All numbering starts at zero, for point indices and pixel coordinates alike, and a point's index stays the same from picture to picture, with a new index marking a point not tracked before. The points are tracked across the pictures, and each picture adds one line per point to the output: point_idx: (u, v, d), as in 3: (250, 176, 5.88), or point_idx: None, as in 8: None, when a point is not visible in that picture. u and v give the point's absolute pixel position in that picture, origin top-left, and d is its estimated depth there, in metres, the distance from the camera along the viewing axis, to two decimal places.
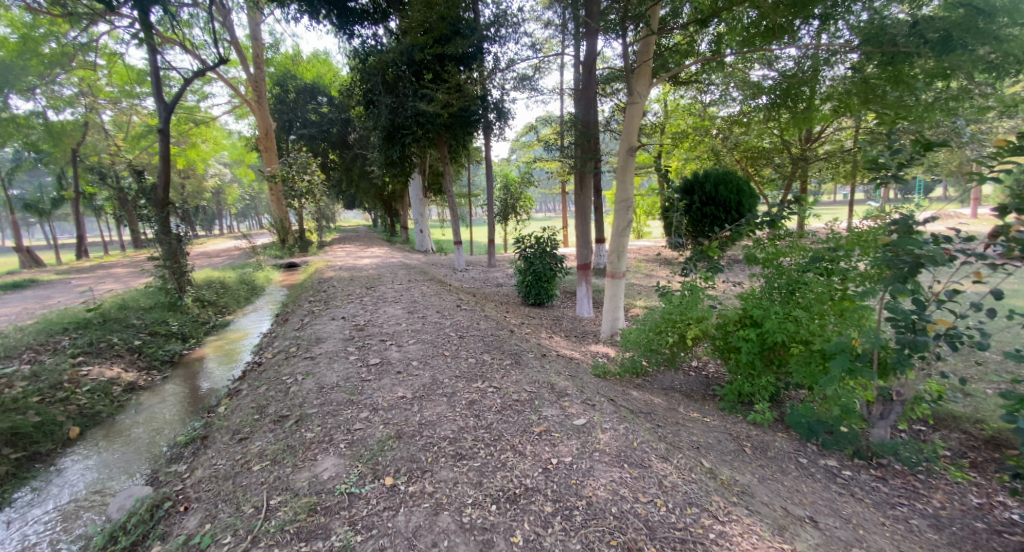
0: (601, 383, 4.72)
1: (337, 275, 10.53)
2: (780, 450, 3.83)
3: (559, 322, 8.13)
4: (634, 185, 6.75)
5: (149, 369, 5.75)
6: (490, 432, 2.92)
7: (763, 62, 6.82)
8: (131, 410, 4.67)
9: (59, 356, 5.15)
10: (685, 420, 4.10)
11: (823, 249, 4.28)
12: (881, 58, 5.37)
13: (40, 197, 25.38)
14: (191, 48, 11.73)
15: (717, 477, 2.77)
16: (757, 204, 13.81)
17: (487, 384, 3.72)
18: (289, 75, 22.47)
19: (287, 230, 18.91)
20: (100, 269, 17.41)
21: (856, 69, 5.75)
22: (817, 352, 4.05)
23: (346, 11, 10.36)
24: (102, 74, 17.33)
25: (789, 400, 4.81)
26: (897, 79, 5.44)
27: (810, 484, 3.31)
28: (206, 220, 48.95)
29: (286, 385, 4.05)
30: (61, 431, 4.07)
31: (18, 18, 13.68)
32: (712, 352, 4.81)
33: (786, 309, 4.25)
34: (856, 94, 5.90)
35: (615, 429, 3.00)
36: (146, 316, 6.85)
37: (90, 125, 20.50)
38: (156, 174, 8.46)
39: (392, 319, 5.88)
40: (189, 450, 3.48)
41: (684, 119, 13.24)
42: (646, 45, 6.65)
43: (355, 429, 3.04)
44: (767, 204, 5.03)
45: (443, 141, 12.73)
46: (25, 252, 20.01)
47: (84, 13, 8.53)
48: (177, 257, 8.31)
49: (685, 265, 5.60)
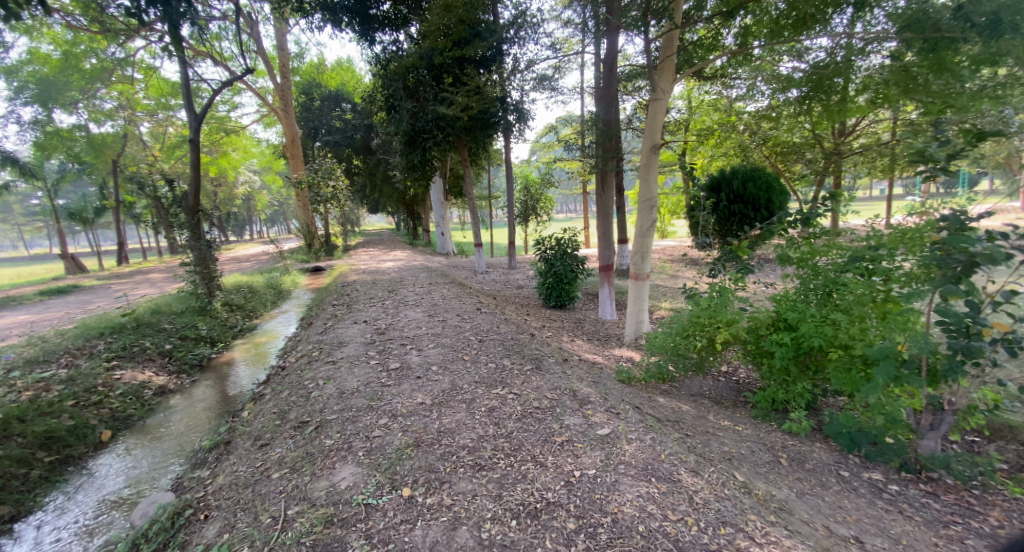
0: (626, 389, 4.58)
1: (360, 279, 10.64)
2: (819, 461, 3.61)
3: (582, 325, 7.98)
4: (658, 184, 6.56)
5: (178, 372, 5.89)
6: (510, 441, 2.83)
7: (793, 54, 6.52)
8: (159, 414, 4.76)
9: (94, 360, 5.33)
10: (715, 429, 3.93)
11: (863, 248, 4.04)
12: (921, 45, 5.08)
13: (84, 207, 26.67)
14: (220, 60, 12.10)
15: (752, 492, 2.60)
16: (788, 201, 13.43)
17: (508, 390, 3.63)
18: (314, 83, 22.99)
19: (312, 234, 19.30)
20: (138, 274, 18.12)
21: (893, 57, 5.45)
22: (859, 358, 3.84)
23: (367, 19, 10.50)
24: (139, 87, 18.08)
25: (827, 407, 4.55)
26: (940, 67, 5.12)
27: (854, 500, 3.09)
28: (237, 227, 50.62)
29: (308, 390, 4.05)
30: (93, 435, 4.19)
31: (61, 36, 14.39)
32: (743, 356, 4.61)
33: (824, 312, 4.03)
34: (895, 84, 5.50)
35: (641, 439, 2.86)
36: (177, 320, 7.04)
37: (129, 137, 21.43)
38: (187, 182, 8.72)
39: (413, 322, 5.86)
40: (213, 456, 3.51)
41: (709, 116, 12.90)
42: (670, 40, 6.45)
43: (374, 436, 2.99)
44: (799, 201, 4.80)
45: (464, 144, 12.74)
46: (70, 259, 21.03)
47: (121, 29, 8.89)
48: (207, 262, 8.53)
49: (713, 266, 5.41)
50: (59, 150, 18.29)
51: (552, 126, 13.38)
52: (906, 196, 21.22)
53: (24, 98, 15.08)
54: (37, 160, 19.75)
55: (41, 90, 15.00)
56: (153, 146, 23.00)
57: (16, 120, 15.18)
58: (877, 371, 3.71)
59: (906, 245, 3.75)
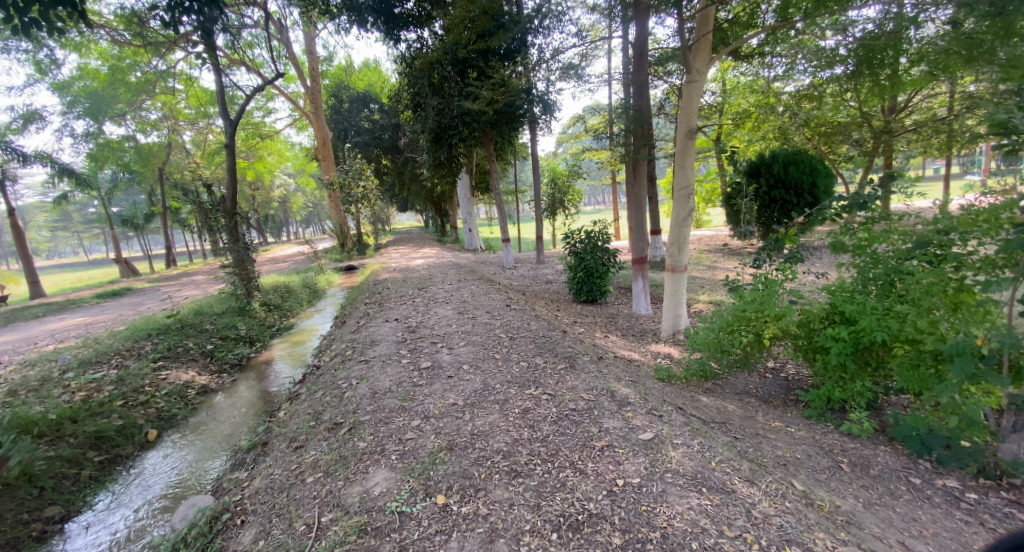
0: (666, 388, 4.37)
1: (391, 276, 10.74)
2: (884, 468, 3.30)
3: (616, 320, 7.75)
4: (695, 171, 6.24)
5: (220, 372, 6.03)
6: (547, 446, 2.69)
7: (836, 28, 6.07)
8: (202, 413, 4.88)
9: (142, 361, 5.53)
10: (765, 431, 3.68)
11: (929, 232, 3.69)
12: (986, 9, 4.62)
13: (135, 213, 28.16)
14: (253, 67, 12.40)
15: (815, 504, 2.38)
16: (834, 184, 12.67)
17: (541, 390, 3.50)
18: (342, 86, 23.41)
19: (345, 234, 19.67)
20: (184, 277, 18.93)
21: (951, 23, 4.99)
22: (928, 353, 3.53)
23: (392, 18, 10.46)
24: (179, 97, 18.86)
25: (888, 406, 4.21)
26: (1008, 33, 4.62)
27: (929, 511, 2.79)
28: (275, 229, 52.52)
29: (342, 390, 4.04)
30: (140, 434, 4.33)
31: (107, 51, 15.11)
32: (794, 352, 4.32)
33: (887, 304, 3.70)
34: (958, 54, 5.03)
35: (688, 445, 2.67)
36: (218, 321, 7.25)
37: (173, 145, 22.43)
38: (225, 187, 8.98)
39: (443, 320, 5.81)
40: (251, 456, 3.54)
41: (744, 98, 12.28)
42: (705, 18, 6.08)
43: (407, 439, 2.92)
44: (852, 185, 4.45)
45: (489, 139, 12.61)
46: (123, 263, 22.25)
47: (160, 42, 9.22)
48: (245, 264, 8.77)
49: (758, 256, 5.10)
50: (110, 161, 19.34)
51: (580, 116, 13.06)
52: (964, 174, 19.66)
53: (77, 112, 16.05)
54: (91, 171, 20.97)
55: (92, 103, 15.96)
56: (195, 153, 24.01)
57: (70, 133, 16.12)
58: (949, 368, 3.39)
59: (984, 226, 3.39)
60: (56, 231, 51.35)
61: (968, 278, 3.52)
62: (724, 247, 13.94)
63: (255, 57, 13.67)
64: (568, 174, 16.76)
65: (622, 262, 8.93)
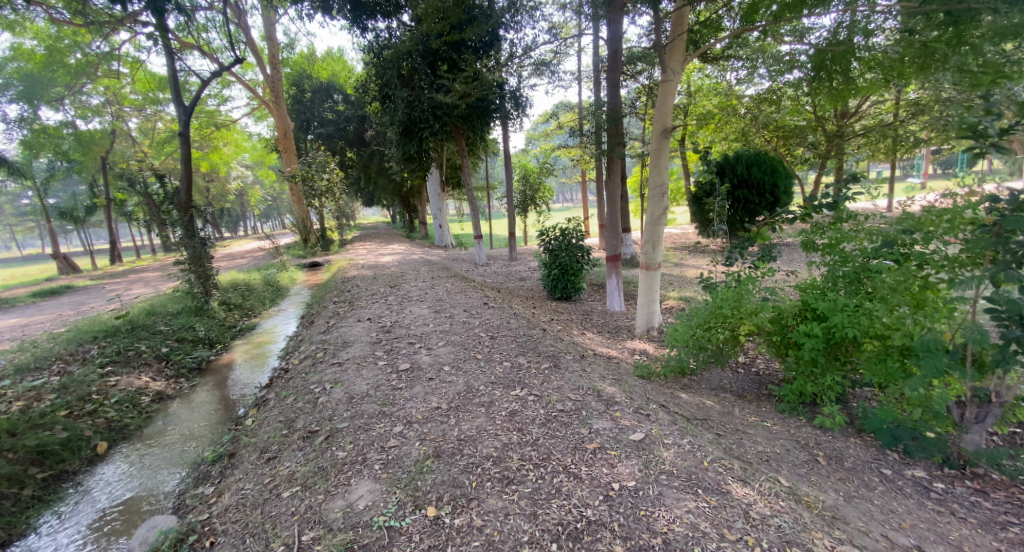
0: (646, 385, 4.40)
1: (360, 274, 10.36)
2: (856, 460, 3.44)
3: (590, 317, 7.76)
4: (670, 169, 6.29)
5: (176, 377, 5.61)
6: (537, 450, 2.62)
7: (795, 35, 6.26)
8: (158, 422, 4.52)
9: (88, 366, 5.07)
10: (744, 426, 3.77)
11: (895, 231, 3.87)
12: (942, 18, 4.85)
13: (74, 205, 26.15)
14: (208, 52, 11.66)
15: (803, 500, 2.46)
16: (792, 184, 13.17)
17: (527, 391, 3.43)
18: (304, 75, 22.39)
19: (308, 229, 18.97)
20: (133, 274, 17.77)
21: (903, 32, 5.19)
22: (895, 348, 3.68)
23: (359, 6, 10.00)
24: (125, 81, 17.57)
25: (855, 399, 4.38)
26: (958, 41, 4.88)
27: (903, 503, 2.94)
28: (231, 223, 50.06)
29: (315, 395, 3.83)
30: (88, 448, 3.96)
31: (43, 29, 13.87)
32: (768, 349, 4.42)
33: (857, 300, 3.83)
34: (912, 61, 5.24)
35: (679, 445, 2.66)
36: (173, 322, 6.78)
37: (117, 133, 20.92)
38: (177, 178, 8.39)
39: (418, 319, 5.65)
40: (217, 469, 3.31)
41: (708, 100, 12.57)
42: (681, 17, 6.18)
43: (390, 447, 2.78)
44: (820, 187, 4.62)
45: (461, 134, 12.43)
46: (62, 259, 20.63)
47: (104, 21, 8.50)
48: (202, 260, 8.25)
49: (731, 254, 5.23)
50: (46, 148, 17.84)
51: (551, 114, 13.05)
52: (909, 176, 20.85)
53: (9, 95, 14.47)
54: (24, 159, 19.32)
55: (26, 86, 14.53)
56: (143, 142, 22.48)
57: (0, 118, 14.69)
58: (914, 362, 3.55)
59: (945, 226, 3.57)
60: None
61: (932, 276, 3.69)
62: (692, 245, 14.30)
63: (210, 41, 12.85)
64: (539, 171, 16.77)
65: (595, 260, 8.95)
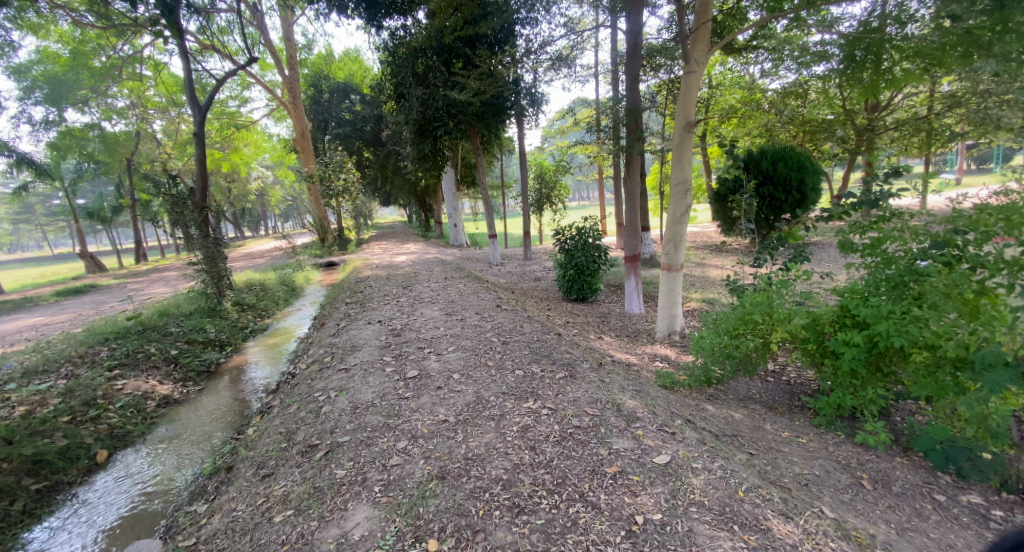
0: (669, 396, 4.13)
1: (373, 274, 10.27)
2: (905, 484, 3.11)
3: (607, 320, 7.48)
4: (693, 165, 5.97)
5: (185, 380, 5.55)
6: (552, 473, 2.39)
7: (823, 24, 5.87)
8: (161, 428, 4.44)
9: (95, 369, 5.03)
10: (777, 443, 3.47)
11: (947, 231, 3.50)
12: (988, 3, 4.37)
13: (101, 205, 26.84)
14: (226, 53, 11.73)
15: (852, 536, 2.18)
16: (821, 180, 12.57)
17: (541, 403, 3.19)
18: (322, 75, 22.50)
19: (325, 229, 19.08)
20: (154, 273, 18.08)
21: (943, 19, 4.77)
22: (947, 359, 3.34)
23: (374, 4, 9.84)
24: (148, 83, 17.83)
25: (899, 413, 4.03)
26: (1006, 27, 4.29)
27: (961, 535, 2.63)
28: (252, 223, 51.17)
29: (318, 404, 3.66)
30: (87, 456, 3.88)
31: (68, 33, 14.13)
32: (802, 358, 4.10)
33: (904, 306, 3.48)
34: (954, 49, 4.82)
35: (709, 470, 2.38)
36: (184, 323, 6.74)
37: (142, 135, 21.37)
38: (193, 179, 8.39)
39: (429, 322, 5.46)
40: (214, 484, 3.17)
41: (730, 94, 12.07)
42: (704, 5, 5.79)
43: (392, 466, 2.59)
44: (860, 183, 4.26)
45: (475, 132, 12.24)
46: (89, 258, 21.17)
47: (124, 24, 8.59)
48: (216, 261, 8.25)
49: (759, 255, 4.95)
50: (73, 150, 18.29)
51: (568, 111, 12.74)
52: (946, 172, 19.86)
53: (36, 98, 14.78)
54: (53, 161, 19.86)
55: (52, 89, 14.82)
56: (166, 143, 22.90)
57: (28, 120, 14.99)
58: (970, 377, 3.20)
59: (1003, 224, 3.24)
60: (19, 222, 49.09)
61: (990, 281, 3.33)
62: (714, 245, 13.83)
63: (228, 43, 12.94)
64: (555, 169, 16.46)
65: (612, 259, 8.65)
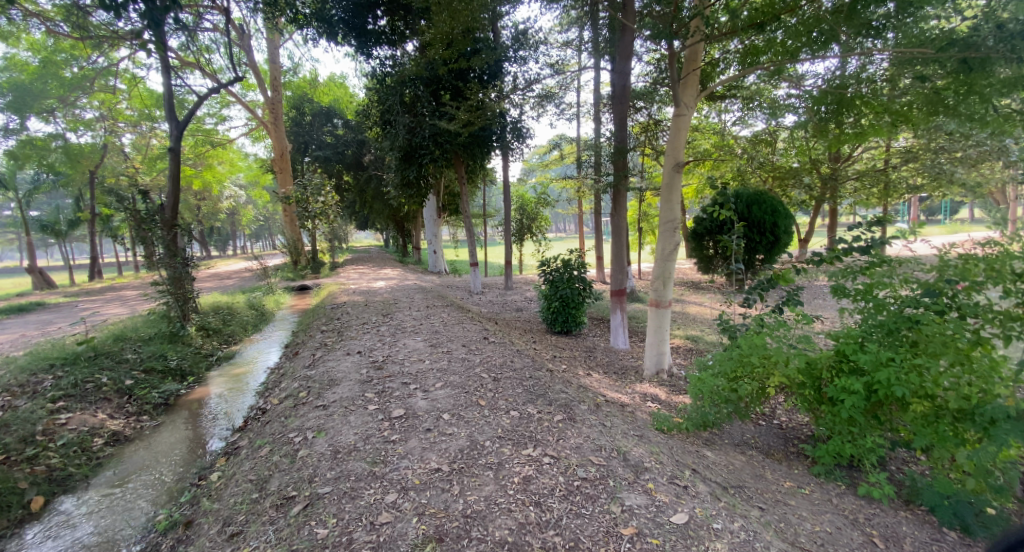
0: (667, 441, 3.98)
1: (351, 300, 9.90)
2: (915, 541, 3.01)
3: (593, 355, 7.33)
4: (681, 204, 5.99)
5: (139, 414, 5.05)
6: (562, 535, 2.18)
7: (791, 78, 6.07)
8: (108, 471, 3.95)
9: (36, 401, 4.51)
10: (784, 494, 3.35)
11: (935, 281, 3.52)
12: (955, 66, 4.59)
13: (57, 218, 25.30)
14: (209, 72, 11.46)
15: None
16: (792, 224, 12.99)
17: (540, 450, 2.97)
18: (305, 98, 22.50)
19: (299, 251, 18.53)
20: (109, 292, 16.93)
21: (911, 77, 4.99)
22: (947, 410, 3.30)
23: (364, 33, 9.88)
24: (122, 97, 17.25)
25: (894, 463, 3.97)
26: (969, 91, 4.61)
27: None
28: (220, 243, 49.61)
29: (293, 447, 3.32)
30: (19, 503, 3.40)
31: (39, 42, 13.44)
32: (798, 404, 4.01)
33: (901, 354, 3.43)
34: (920, 106, 5.04)
35: (730, 533, 2.23)
36: (142, 349, 6.22)
37: (109, 147, 20.53)
38: (163, 195, 7.92)
39: (413, 355, 5.18)
40: (168, 542, 2.79)
41: (705, 139, 12.54)
42: (694, 53, 6.04)
43: (381, 525, 2.31)
44: (845, 230, 4.35)
45: (461, 162, 12.24)
46: (38, 273, 19.76)
47: (102, 35, 8.27)
48: (182, 282, 7.75)
49: (749, 295, 4.93)
50: (32, 160, 17.29)
51: (551, 146, 12.93)
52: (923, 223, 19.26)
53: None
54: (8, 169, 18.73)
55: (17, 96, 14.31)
56: (135, 157, 22.02)
57: None
58: (970, 429, 3.17)
59: (988, 276, 3.29)
60: None
61: (982, 332, 3.33)
62: (693, 283, 14.04)
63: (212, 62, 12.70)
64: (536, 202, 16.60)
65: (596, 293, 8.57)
